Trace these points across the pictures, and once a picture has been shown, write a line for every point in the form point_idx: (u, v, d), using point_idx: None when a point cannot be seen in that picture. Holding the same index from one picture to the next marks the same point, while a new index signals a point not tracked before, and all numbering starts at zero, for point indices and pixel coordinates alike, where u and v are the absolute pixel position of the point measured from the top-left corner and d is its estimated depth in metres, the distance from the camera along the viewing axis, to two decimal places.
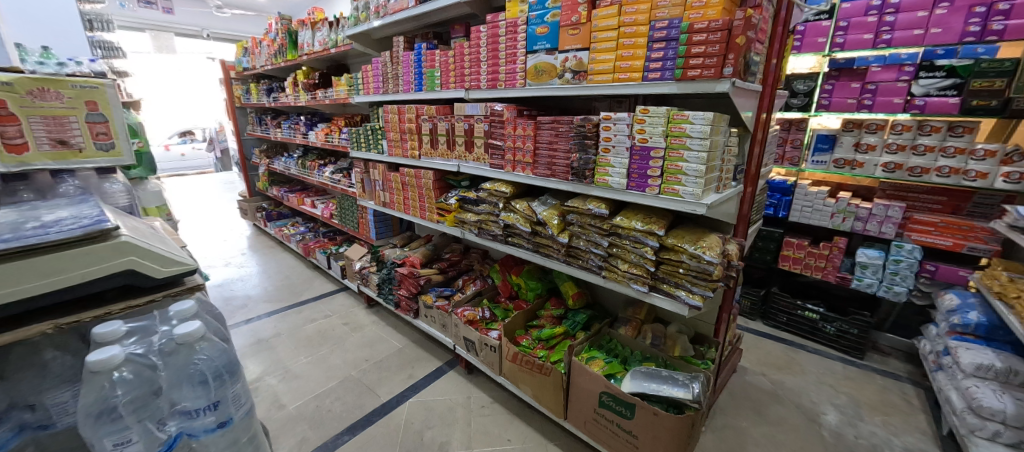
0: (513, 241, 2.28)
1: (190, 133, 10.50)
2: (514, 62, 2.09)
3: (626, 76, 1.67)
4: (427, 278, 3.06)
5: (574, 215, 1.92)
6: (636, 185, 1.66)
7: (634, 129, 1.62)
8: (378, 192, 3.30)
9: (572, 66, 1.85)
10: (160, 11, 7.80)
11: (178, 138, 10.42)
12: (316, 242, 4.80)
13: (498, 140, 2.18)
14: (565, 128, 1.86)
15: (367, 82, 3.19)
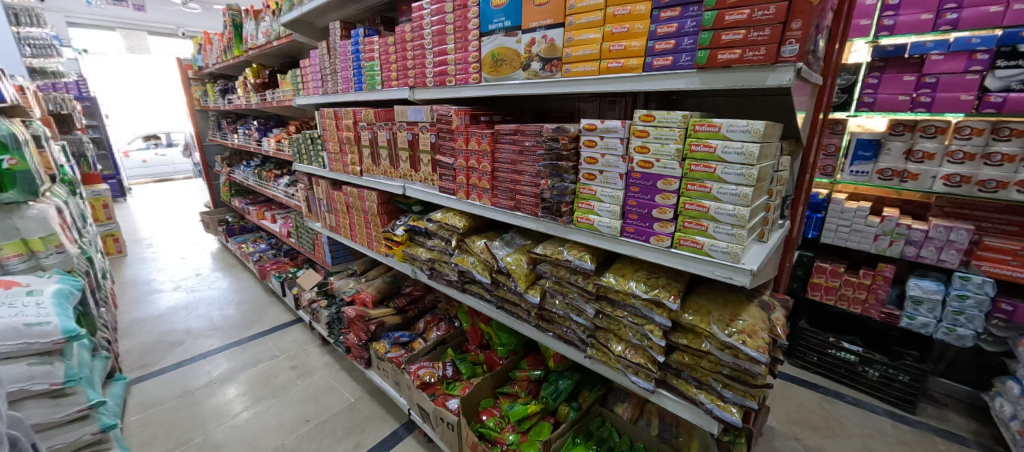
0: (472, 291, 1.70)
1: (154, 138, 9.88)
2: (465, 49, 1.51)
3: (618, 65, 1.09)
4: (379, 320, 2.49)
5: (548, 267, 1.34)
6: (636, 231, 1.08)
7: (633, 145, 1.04)
8: (324, 214, 2.73)
9: (541, 53, 1.27)
10: (130, 8, 7.24)
11: (142, 144, 9.80)
12: (274, 263, 4.24)
13: (447, 157, 1.61)
14: (531, 142, 1.28)
15: (307, 80, 2.60)
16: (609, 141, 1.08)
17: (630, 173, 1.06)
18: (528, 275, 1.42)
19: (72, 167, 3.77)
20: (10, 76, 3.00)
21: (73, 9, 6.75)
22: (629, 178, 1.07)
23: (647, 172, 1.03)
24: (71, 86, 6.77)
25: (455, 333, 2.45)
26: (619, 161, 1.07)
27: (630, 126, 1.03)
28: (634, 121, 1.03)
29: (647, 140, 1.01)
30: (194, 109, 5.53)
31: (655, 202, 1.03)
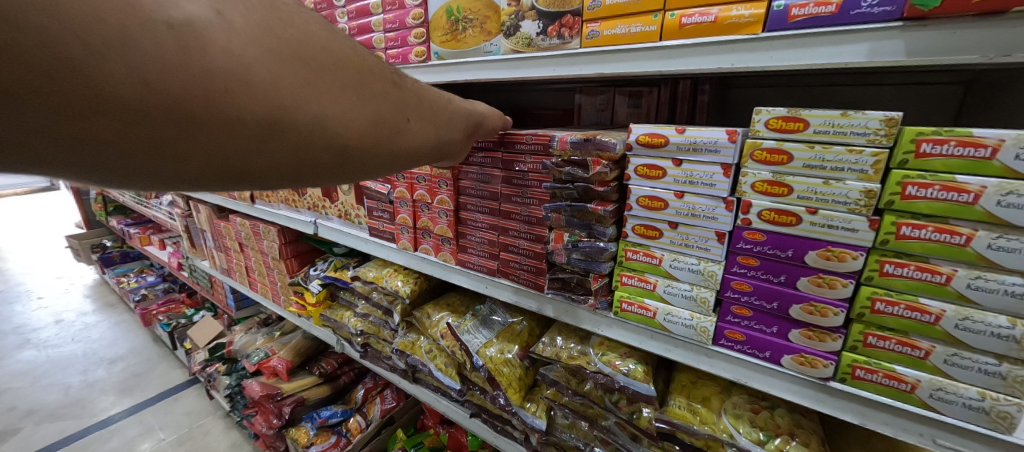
0: (429, 386, 1.11)
1: None
2: (401, 4, 0.90)
3: (705, 20, 0.55)
4: (298, 397, 1.80)
5: (560, 374, 0.80)
6: (751, 339, 0.57)
7: (754, 178, 0.52)
8: (212, 252, 1.95)
9: (535, 4, 0.71)
10: None
11: None
12: (163, 304, 3.19)
13: (378, 181, 0.99)
14: (526, 165, 0.71)
15: None
16: (697, 168, 0.55)
17: (743, 231, 0.54)
18: (523, 379, 0.87)
19: None
20: None
21: None
22: (740, 240, 0.55)
23: (784, 234, 0.51)
24: None
25: (406, 405, 1.83)
26: (719, 207, 0.55)
27: (748, 140, 0.51)
28: (759, 129, 0.50)
29: (789, 170, 0.49)
30: None
31: (797, 292, 0.52)
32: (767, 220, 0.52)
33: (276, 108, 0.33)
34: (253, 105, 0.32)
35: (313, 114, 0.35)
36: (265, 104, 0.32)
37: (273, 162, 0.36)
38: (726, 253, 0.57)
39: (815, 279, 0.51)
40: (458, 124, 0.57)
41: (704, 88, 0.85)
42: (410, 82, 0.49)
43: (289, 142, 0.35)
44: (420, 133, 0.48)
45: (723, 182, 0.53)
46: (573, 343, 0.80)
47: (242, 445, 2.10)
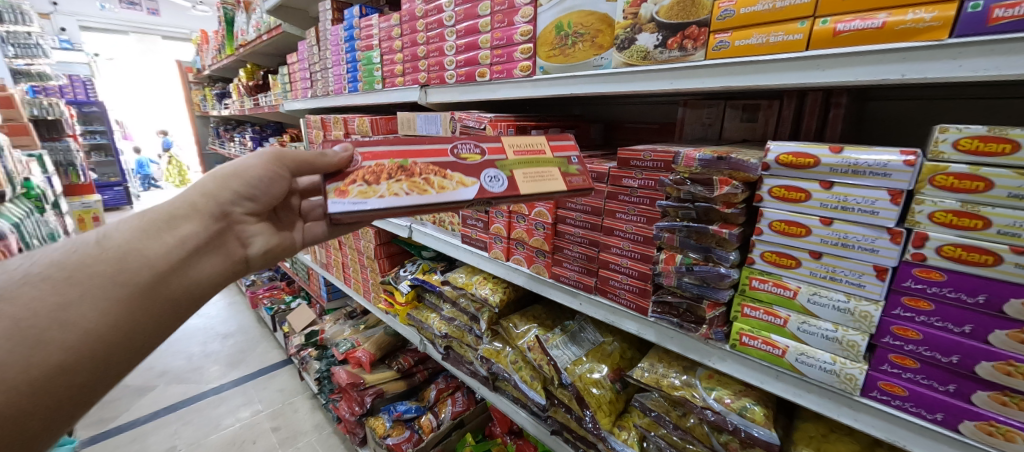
0: (509, 396, 1.11)
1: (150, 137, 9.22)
2: (510, 22, 0.93)
3: (869, 26, 0.49)
4: (378, 389, 1.91)
5: (658, 403, 0.76)
6: (917, 397, 0.48)
7: (934, 206, 0.44)
8: (314, 247, 2.17)
9: (655, 15, 0.68)
10: (144, 11, 7.02)
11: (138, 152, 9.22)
12: (267, 290, 3.59)
13: None
14: (637, 181, 0.69)
15: (296, 81, 2.05)
16: (852, 192, 0.48)
17: (912, 268, 0.47)
18: (614, 403, 0.84)
19: (47, 179, 3.31)
20: None
21: (87, 13, 6.52)
22: (907, 278, 0.47)
23: (971, 276, 0.43)
24: (74, 89, 6.41)
25: (475, 410, 1.89)
26: (880, 238, 0.48)
27: (927, 163, 0.44)
28: (943, 151, 0.43)
29: (985, 199, 0.41)
30: (195, 115, 4.88)
31: (988, 346, 0.43)
32: (949, 258, 0.44)
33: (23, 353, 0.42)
34: (33, 347, 0.42)
35: (40, 349, 0.43)
36: (31, 336, 0.42)
37: (81, 368, 0.45)
38: (886, 292, 0.49)
39: (1018, 334, 0.41)
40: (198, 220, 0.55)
41: (839, 101, 0.73)
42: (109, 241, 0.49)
43: (77, 334, 0.44)
44: (157, 254, 0.51)
45: (889, 210, 0.46)
46: (675, 372, 0.74)
47: (326, 426, 2.28)
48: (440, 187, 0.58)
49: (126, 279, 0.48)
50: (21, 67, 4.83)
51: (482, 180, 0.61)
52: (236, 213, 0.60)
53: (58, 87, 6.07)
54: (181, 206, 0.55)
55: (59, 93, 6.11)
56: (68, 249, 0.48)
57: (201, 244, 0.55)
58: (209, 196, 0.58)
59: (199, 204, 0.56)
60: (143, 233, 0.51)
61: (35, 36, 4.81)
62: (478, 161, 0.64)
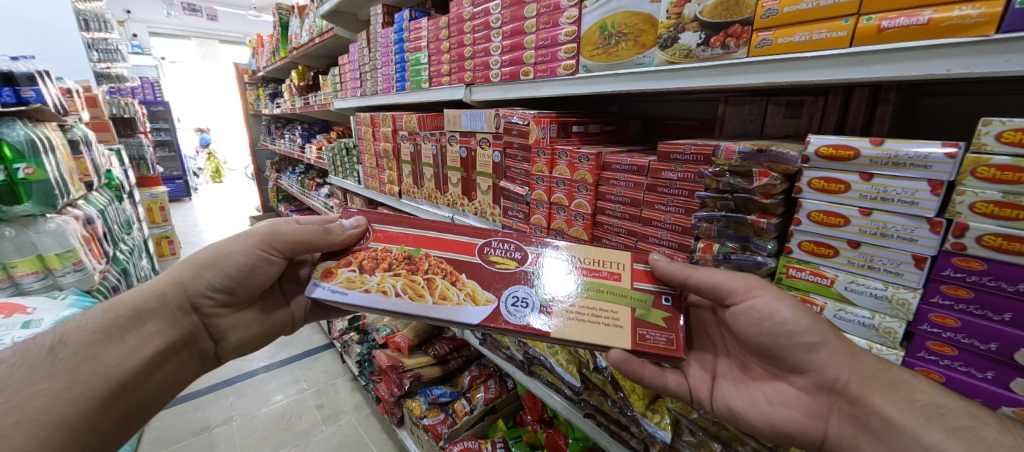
0: (544, 381, 1.16)
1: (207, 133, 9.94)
2: (554, 22, 0.99)
3: (914, 22, 0.51)
4: (416, 372, 2.02)
5: None
6: (954, 382, 0.51)
7: (975, 197, 0.46)
8: None
9: (698, 15, 0.72)
10: (204, 17, 7.58)
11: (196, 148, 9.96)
12: None
13: (517, 184, 1.09)
14: (676, 174, 0.73)
15: (346, 80, 2.19)
16: (892, 183, 0.50)
17: (952, 257, 0.48)
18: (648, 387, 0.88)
19: (124, 171, 3.68)
20: (59, 80, 2.87)
21: (156, 19, 7.14)
22: (946, 267, 0.49)
23: (1014, 264, 0.44)
24: (145, 90, 7.02)
25: (508, 398, 1.94)
26: (920, 228, 0.49)
27: (970, 155, 0.45)
28: (986, 142, 0.45)
29: None
30: (249, 113, 5.23)
31: None
32: (990, 247, 0.45)
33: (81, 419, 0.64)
34: (69, 413, 0.63)
35: (67, 418, 0.62)
36: (61, 409, 0.62)
37: (103, 422, 0.67)
38: (925, 280, 0.51)
39: None
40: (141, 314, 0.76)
41: (888, 96, 0.73)
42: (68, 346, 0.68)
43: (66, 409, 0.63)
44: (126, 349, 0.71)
45: (929, 200, 0.48)
46: None
47: (365, 407, 2.42)
48: (445, 297, 0.68)
49: (116, 367, 0.69)
50: (102, 70, 5.36)
51: (505, 302, 0.68)
52: (201, 306, 0.82)
53: (132, 88, 6.70)
54: (149, 303, 0.77)
55: (132, 93, 6.72)
56: (31, 348, 0.66)
57: (165, 333, 0.76)
58: (182, 293, 0.80)
59: (166, 300, 0.79)
60: (112, 331, 0.71)
61: (114, 41, 5.32)
62: (514, 267, 0.72)
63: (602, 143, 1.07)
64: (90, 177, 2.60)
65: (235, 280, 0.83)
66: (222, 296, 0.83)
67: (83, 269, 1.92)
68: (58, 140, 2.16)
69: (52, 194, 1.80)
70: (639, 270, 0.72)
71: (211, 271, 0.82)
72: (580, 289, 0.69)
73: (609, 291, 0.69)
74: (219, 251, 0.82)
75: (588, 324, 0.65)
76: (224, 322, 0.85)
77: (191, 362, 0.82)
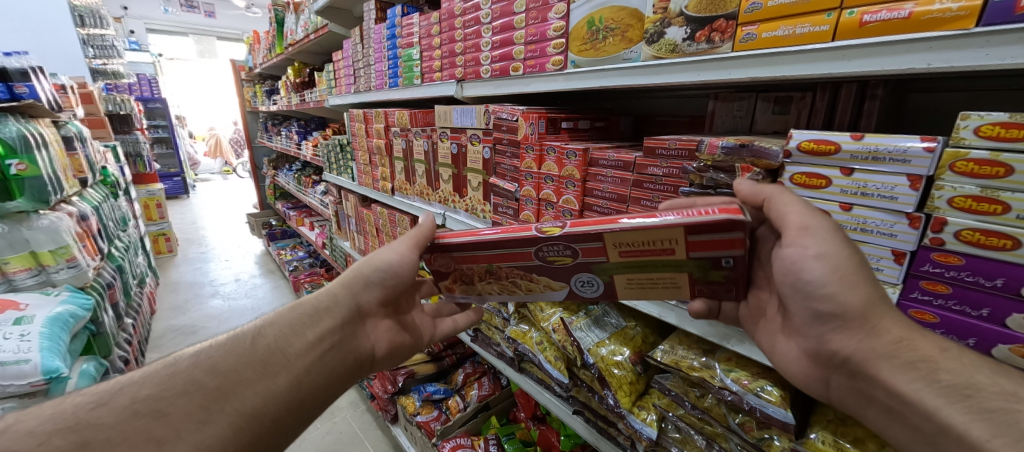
0: (533, 378, 1.16)
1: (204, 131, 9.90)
2: (543, 18, 0.98)
3: (896, 16, 0.50)
4: (410, 370, 2.02)
5: (676, 383, 0.80)
6: None
7: (953, 191, 0.45)
8: (354, 235, 2.30)
9: (684, 9, 0.71)
10: (202, 14, 7.55)
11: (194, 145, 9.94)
12: (308, 274, 3.72)
13: (506, 180, 1.09)
14: (661, 169, 0.73)
15: (341, 77, 2.18)
16: (872, 178, 0.50)
17: (930, 252, 0.48)
18: (634, 384, 0.87)
19: (120, 168, 3.66)
20: (53, 76, 2.85)
21: (153, 16, 7.12)
22: (925, 262, 0.48)
23: (989, 259, 0.44)
24: (143, 87, 6.98)
25: (501, 395, 1.92)
26: (899, 223, 0.49)
27: (948, 149, 0.45)
28: (965, 137, 0.44)
29: (1006, 184, 0.42)
30: (246, 111, 5.22)
31: (1006, 329, 0.44)
32: (968, 242, 0.45)
33: (259, 414, 0.57)
34: (253, 407, 0.57)
35: (253, 411, 0.57)
36: (247, 402, 0.57)
37: (282, 420, 0.60)
38: (905, 275, 0.51)
39: None
40: (321, 312, 0.70)
41: (875, 92, 0.70)
42: (266, 339, 0.64)
43: (255, 401, 0.58)
44: (301, 345, 0.65)
45: (908, 195, 0.48)
46: (695, 354, 0.77)
47: (360, 404, 2.42)
48: (529, 289, 0.75)
49: (296, 363, 0.63)
50: (98, 67, 5.34)
51: (573, 284, 0.69)
52: (365, 304, 0.75)
53: (129, 85, 6.67)
54: (325, 302, 0.71)
55: (130, 91, 6.69)
56: (235, 336, 0.63)
57: (334, 331, 0.69)
58: (349, 292, 0.74)
59: (337, 299, 0.72)
60: (295, 325, 0.67)
61: (110, 39, 5.29)
62: (571, 263, 0.66)
63: (592, 139, 1.06)
64: (84, 173, 2.59)
65: (391, 278, 0.76)
66: (381, 292, 0.76)
67: (77, 265, 1.91)
68: (51, 136, 2.15)
69: (45, 190, 1.80)
70: (695, 240, 0.55)
71: (369, 270, 0.75)
72: (635, 264, 0.61)
73: (657, 261, 0.60)
74: (376, 252, 0.76)
75: (647, 289, 0.65)
76: (377, 325, 0.77)
77: (354, 369, 0.71)
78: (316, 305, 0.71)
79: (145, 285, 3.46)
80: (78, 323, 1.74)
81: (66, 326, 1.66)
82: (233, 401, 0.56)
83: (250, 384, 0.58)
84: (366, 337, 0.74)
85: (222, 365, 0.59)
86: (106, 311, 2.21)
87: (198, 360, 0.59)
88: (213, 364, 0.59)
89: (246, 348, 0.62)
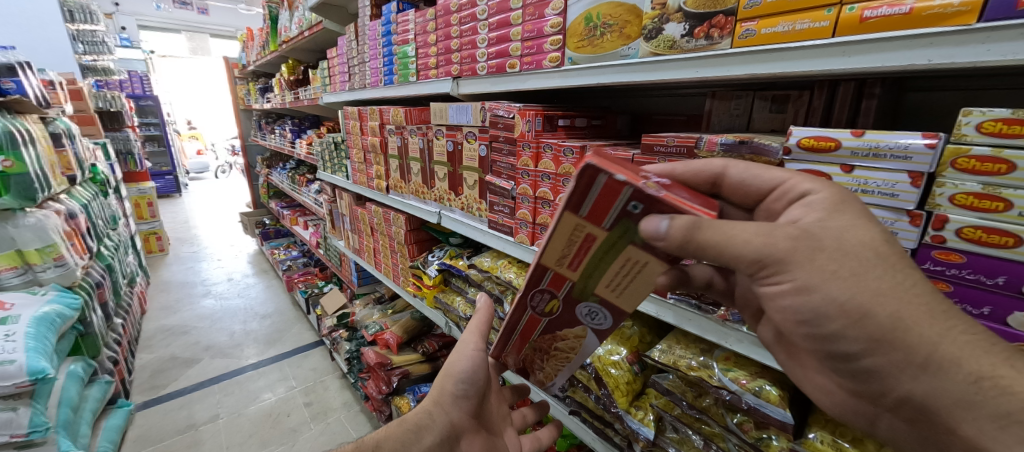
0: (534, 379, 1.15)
1: None
2: (540, 14, 0.97)
3: (896, 12, 0.50)
4: (404, 370, 2.00)
5: (674, 384, 0.80)
6: None
7: (955, 189, 0.45)
8: (348, 233, 2.28)
9: (682, 6, 0.70)
10: (195, 11, 7.46)
11: (186, 143, 9.83)
12: (302, 274, 3.68)
13: (502, 178, 1.08)
14: (659, 167, 0.73)
15: (335, 74, 2.15)
16: (873, 175, 0.50)
17: (931, 250, 0.47)
18: (632, 384, 0.86)
19: (110, 166, 3.61)
20: (40, 71, 2.79)
21: (145, 12, 7.03)
22: (926, 259, 0.48)
23: (990, 257, 0.44)
24: (133, 84, 6.88)
25: None
26: (900, 220, 0.49)
27: (950, 146, 0.44)
28: (966, 133, 0.44)
29: (1007, 182, 0.42)
30: (239, 109, 5.16)
31: (1007, 327, 0.44)
32: (969, 239, 0.44)
33: None
34: None
35: None
36: None
37: None
38: None
39: None
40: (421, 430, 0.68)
41: (873, 91, 0.70)
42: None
43: None
44: None
45: (909, 192, 0.47)
46: (692, 353, 0.76)
47: (354, 405, 2.40)
48: (572, 348, 0.71)
49: None
50: (88, 64, 5.26)
51: (585, 320, 0.62)
52: (457, 419, 0.73)
53: (120, 81, 6.58)
54: (423, 416, 0.70)
55: (120, 87, 6.60)
56: (354, 450, 0.61)
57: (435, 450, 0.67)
58: (440, 406, 0.72)
59: (433, 412, 0.71)
60: (402, 443, 0.65)
61: (101, 34, 5.20)
62: (560, 307, 0.62)
63: (589, 137, 1.05)
64: (72, 171, 2.54)
65: (474, 384, 0.75)
66: (468, 404, 0.75)
67: (65, 264, 1.87)
68: (37, 132, 2.10)
69: (32, 188, 1.76)
70: (596, 216, 0.48)
71: (449, 380, 0.74)
72: (593, 270, 0.54)
73: (606, 254, 0.51)
74: (450, 358, 0.76)
75: (627, 282, 0.53)
76: (471, 441, 0.75)
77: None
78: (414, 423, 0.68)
79: (135, 284, 3.41)
80: (66, 323, 1.71)
81: (54, 326, 1.62)
82: None
83: None
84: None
85: None
86: (94, 311, 2.17)
87: None
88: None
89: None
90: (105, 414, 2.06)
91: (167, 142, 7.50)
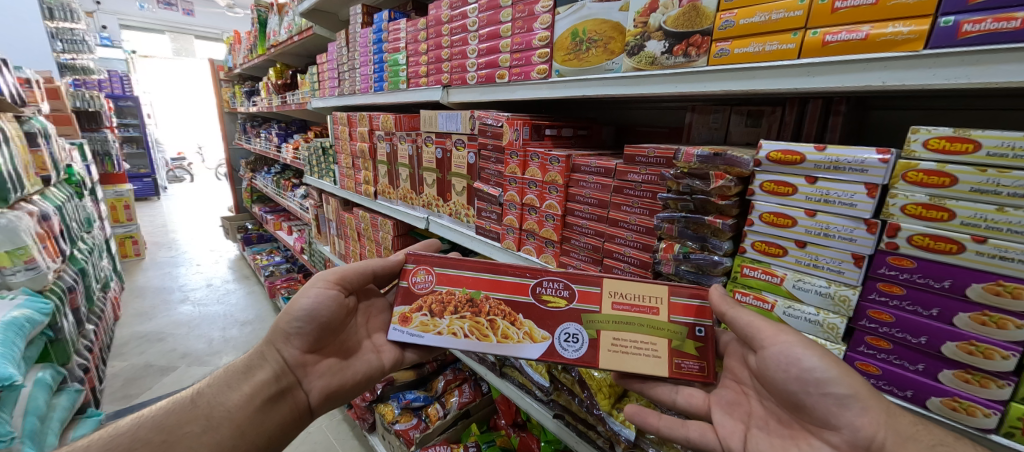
0: (515, 383, 1.15)
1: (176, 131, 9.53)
2: (529, 28, 1.01)
3: (854, 37, 0.54)
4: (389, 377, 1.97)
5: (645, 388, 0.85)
6: (889, 375, 0.53)
7: (906, 200, 0.49)
8: (334, 239, 2.26)
9: (663, 25, 0.75)
10: (180, 12, 7.34)
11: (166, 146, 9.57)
12: (284, 280, 3.60)
13: (490, 185, 1.10)
14: (641, 176, 0.77)
15: (325, 80, 2.15)
16: (834, 187, 0.54)
17: (886, 256, 0.51)
18: (614, 387, 0.90)
19: (86, 166, 3.50)
20: (16, 69, 2.72)
21: (128, 12, 6.90)
22: (881, 265, 0.52)
23: (939, 262, 0.47)
24: (113, 84, 6.72)
25: (481, 402, 1.89)
26: (858, 229, 0.53)
27: (901, 161, 0.48)
28: (915, 149, 0.48)
29: (951, 193, 0.46)
30: (223, 111, 5.08)
31: (953, 327, 0.48)
32: (919, 246, 0.48)
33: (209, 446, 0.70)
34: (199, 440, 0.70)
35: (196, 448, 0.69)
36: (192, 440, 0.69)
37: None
38: (864, 278, 0.54)
39: (979, 316, 0.46)
40: (254, 367, 0.81)
41: (839, 108, 0.75)
42: (208, 395, 0.76)
43: (206, 437, 0.70)
44: (235, 396, 0.77)
45: (866, 202, 0.51)
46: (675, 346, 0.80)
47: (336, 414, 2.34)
48: (506, 336, 0.72)
49: (231, 407, 0.75)
50: (66, 62, 5.11)
51: (558, 338, 0.71)
52: (292, 357, 0.84)
53: (98, 81, 6.42)
54: (255, 359, 0.82)
55: (98, 87, 6.44)
56: (177, 400, 0.75)
57: (266, 384, 0.79)
58: (273, 347, 0.84)
59: (266, 355, 0.83)
60: (230, 383, 0.79)
61: (80, 32, 5.06)
62: (565, 306, 0.72)
63: (575, 146, 1.09)
64: (47, 171, 2.45)
65: (310, 322, 0.84)
66: (302, 341, 0.84)
67: (36, 267, 1.81)
68: (12, 131, 2.05)
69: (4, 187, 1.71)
70: (677, 303, 0.68)
71: (288, 320, 0.84)
72: (623, 322, 0.69)
73: (647, 326, 0.68)
74: (293, 298, 0.84)
75: (631, 356, 0.68)
76: (314, 370, 0.85)
77: (293, 417, 0.81)
78: (246, 367, 0.81)
79: (109, 289, 3.30)
80: (37, 327, 1.66)
81: (22, 331, 1.57)
82: (183, 433, 0.70)
83: (196, 426, 0.71)
84: (297, 384, 0.82)
85: (169, 415, 0.72)
86: (65, 316, 2.10)
87: (145, 421, 0.71)
88: (154, 423, 0.71)
89: (183, 405, 0.74)
90: (72, 425, 1.93)
91: (146, 144, 7.31)
